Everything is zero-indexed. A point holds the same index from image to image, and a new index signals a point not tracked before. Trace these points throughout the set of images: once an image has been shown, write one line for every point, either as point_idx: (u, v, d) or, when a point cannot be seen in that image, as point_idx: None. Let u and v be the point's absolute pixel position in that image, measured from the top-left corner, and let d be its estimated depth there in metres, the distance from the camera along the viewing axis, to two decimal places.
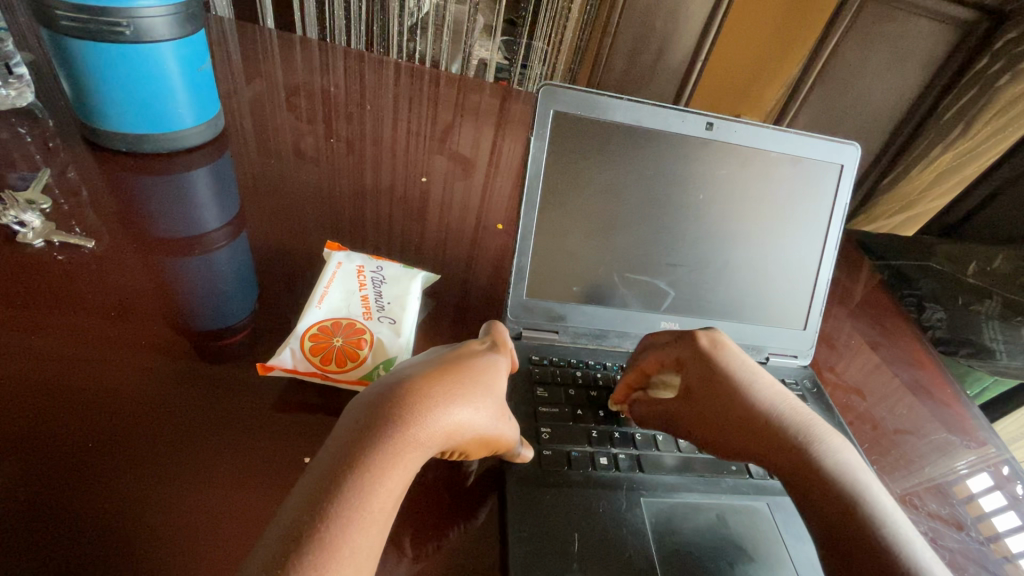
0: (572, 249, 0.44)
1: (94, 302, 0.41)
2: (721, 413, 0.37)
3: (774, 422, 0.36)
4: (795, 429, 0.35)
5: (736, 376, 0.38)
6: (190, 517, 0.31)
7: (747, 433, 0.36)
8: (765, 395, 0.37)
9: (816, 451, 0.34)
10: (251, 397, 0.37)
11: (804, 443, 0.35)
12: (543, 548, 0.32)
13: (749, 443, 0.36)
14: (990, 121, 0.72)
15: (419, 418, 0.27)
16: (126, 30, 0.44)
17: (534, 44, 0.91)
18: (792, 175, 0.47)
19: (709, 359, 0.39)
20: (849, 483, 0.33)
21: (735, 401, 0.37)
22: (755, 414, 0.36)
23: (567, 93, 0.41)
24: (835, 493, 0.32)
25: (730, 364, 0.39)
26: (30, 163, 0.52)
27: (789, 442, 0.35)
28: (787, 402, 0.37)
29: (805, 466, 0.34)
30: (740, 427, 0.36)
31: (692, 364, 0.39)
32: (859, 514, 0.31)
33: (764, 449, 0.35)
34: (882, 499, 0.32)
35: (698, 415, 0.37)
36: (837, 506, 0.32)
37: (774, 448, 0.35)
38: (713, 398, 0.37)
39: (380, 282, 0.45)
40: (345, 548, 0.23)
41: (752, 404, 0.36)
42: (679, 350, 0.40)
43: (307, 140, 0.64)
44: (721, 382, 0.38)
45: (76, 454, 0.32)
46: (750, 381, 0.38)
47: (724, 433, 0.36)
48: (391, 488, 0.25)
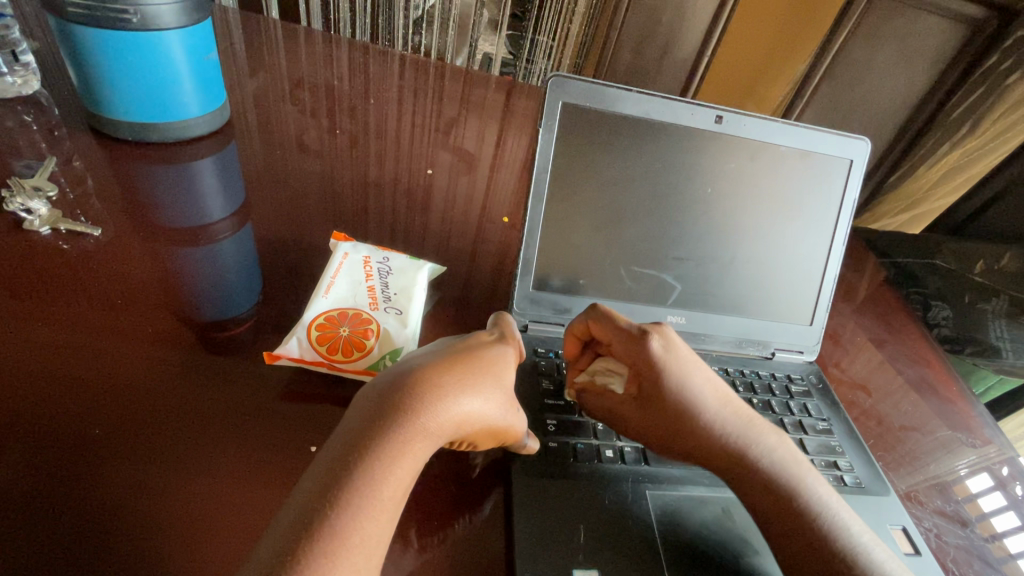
0: (579, 242, 0.44)
1: (102, 291, 0.41)
2: (668, 420, 0.36)
3: (718, 428, 0.36)
4: (734, 430, 0.36)
5: (683, 382, 0.36)
6: (197, 505, 0.31)
7: (691, 439, 0.36)
8: (708, 397, 0.37)
9: (755, 452, 0.36)
10: (259, 386, 0.37)
11: (743, 447, 0.36)
12: (549, 539, 0.32)
13: (692, 449, 0.36)
14: (996, 121, 0.73)
15: (429, 408, 0.27)
16: (133, 17, 0.44)
17: (538, 39, 0.86)
18: (801, 170, 0.46)
19: (660, 364, 0.36)
20: (791, 484, 0.35)
21: (682, 411, 0.36)
22: (700, 421, 0.36)
23: (576, 84, 0.41)
24: (778, 496, 0.34)
25: (679, 368, 0.37)
26: (36, 151, 0.51)
27: (731, 445, 0.36)
28: (724, 399, 0.38)
29: (745, 468, 0.35)
30: (686, 435, 0.36)
31: (642, 369, 0.36)
32: (799, 511, 0.34)
33: (706, 453, 0.36)
34: (823, 494, 0.35)
35: (642, 419, 0.37)
36: (779, 504, 0.34)
37: (715, 451, 0.36)
38: (660, 406, 0.36)
39: (386, 273, 0.45)
40: (355, 535, 0.23)
41: (699, 410, 0.36)
42: (628, 349, 0.37)
43: (311, 133, 0.64)
44: (668, 391, 0.36)
45: (86, 442, 0.32)
46: (696, 386, 0.37)
47: (667, 437, 0.36)
48: (401, 476, 0.25)
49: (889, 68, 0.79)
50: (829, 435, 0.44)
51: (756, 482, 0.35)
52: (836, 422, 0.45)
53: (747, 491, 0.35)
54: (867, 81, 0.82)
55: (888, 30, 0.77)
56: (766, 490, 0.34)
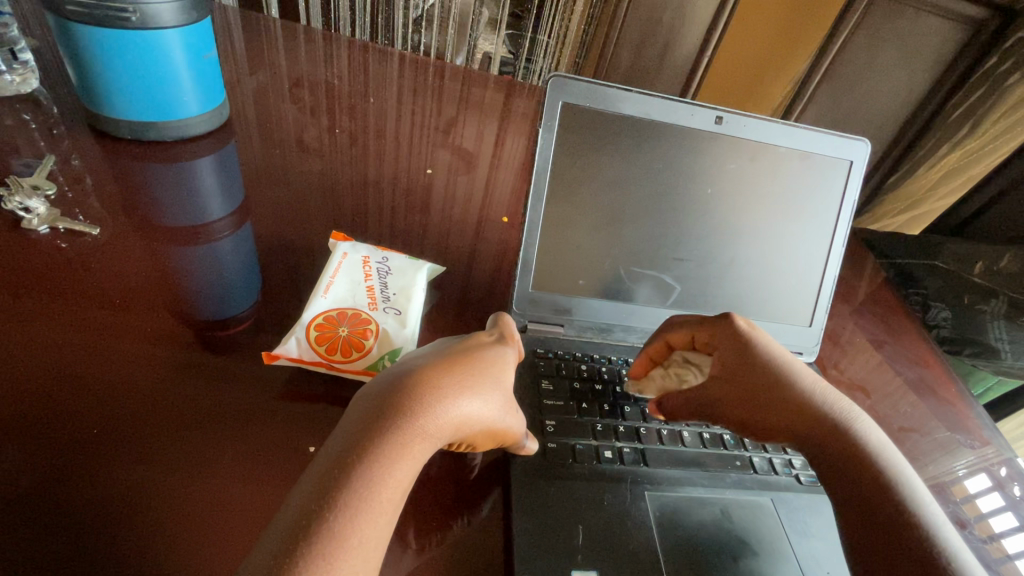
0: (579, 243, 0.44)
1: (99, 290, 0.41)
2: (756, 392, 0.38)
3: (819, 406, 0.37)
4: (838, 412, 0.37)
5: (776, 360, 0.38)
6: (195, 506, 0.31)
7: (780, 412, 0.37)
8: (804, 377, 0.38)
9: (858, 436, 0.36)
10: (257, 386, 0.37)
11: (847, 429, 0.36)
12: (549, 539, 0.32)
13: (789, 420, 0.37)
14: (996, 121, 0.74)
15: (429, 409, 0.27)
16: (132, 16, 0.44)
17: (539, 38, 0.87)
18: (800, 171, 0.46)
19: (749, 341, 0.39)
20: (884, 470, 0.34)
21: (780, 383, 0.38)
22: (801, 394, 0.37)
23: (576, 84, 0.41)
24: (870, 479, 0.34)
25: (767, 348, 0.39)
26: (34, 150, 0.51)
27: (833, 426, 0.36)
28: (824, 384, 0.39)
29: (844, 448, 0.35)
30: (780, 405, 0.37)
31: (730, 346, 0.39)
32: (895, 497, 0.33)
33: (806, 427, 0.36)
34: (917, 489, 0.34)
35: (728, 395, 0.38)
36: (869, 490, 0.33)
37: (815, 428, 0.36)
38: (752, 379, 0.38)
39: (385, 273, 0.45)
40: (354, 537, 0.23)
41: (799, 385, 0.38)
42: (715, 331, 0.40)
43: (310, 132, 0.64)
44: (758, 363, 0.38)
45: (83, 442, 0.32)
46: (794, 365, 0.39)
47: (759, 411, 0.37)
48: (400, 477, 0.25)
49: (889, 69, 0.79)
50: None
51: (857, 465, 0.35)
52: None
53: (844, 471, 0.35)
54: (867, 82, 0.82)
55: (889, 31, 0.77)
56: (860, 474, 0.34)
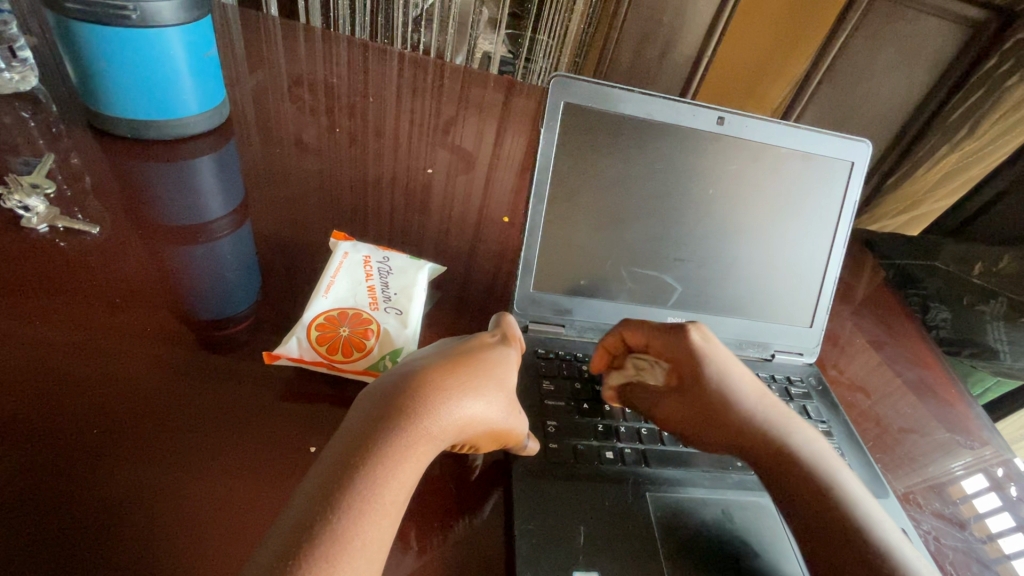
0: (580, 243, 0.44)
1: (99, 290, 0.41)
2: (705, 409, 0.38)
3: (757, 421, 0.37)
4: (776, 420, 0.37)
5: (722, 375, 0.39)
6: (196, 507, 0.31)
7: (727, 429, 0.37)
8: (748, 391, 0.39)
9: (795, 444, 0.36)
10: (258, 386, 0.37)
11: (785, 438, 0.37)
12: (551, 541, 0.32)
13: (729, 438, 0.37)
14: (996, 122, 0.73)
15: (433, 411, 0.27)
16: (132, 14, 0.44)
17: (539, 38, 0.86)
18: (802, 171, 0.46)
19: (699, 355, 0.39)
20: (824, 473, 0.35)
21: (724, 399, 0.38)
22: (740, 410, 0.37)
23: (578, 85, 0.41)
24: (811, 483, 0.34)
25: (717, 361, 0.39)
26: (33, 148, 0.51)
27: (772, 438, 0.37)
28: (764, 395, 0.39)
29: (781, 456, 0.36)
30: (721, 422, 0.37)
31: (683, 359, 0.39)
32: (836, 502, 0.34)
33: (744, 443, 0.37)
34: (856, 489, 0.35)
35: (681, 408, 0.39)
36: (813, 495, 0.34)
37: (756, 442, 0.37)
38: (700, 393, 0.38)
39: (386, 273, 0.44)
40: (357, 539, 0.23)
41: (740, 401, 0.38)
42: (669, 343, 0.40)
43: (309, 131, 0.63)
44: (708, 381, 0.38)
45: (84, 442, 0.32)
46: (736, 380, 0.39)
47: (706, 429, 0.38)
48: (403, 479, 0.25)
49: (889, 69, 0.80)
50: (828, 437, 0.43)
51: (797, 475, 0.35)
52: (835, 425, 0.45)
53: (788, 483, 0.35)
54: (867, 83, 0.82)
55: (888, 32, 0.77)
56: (802, 480, 0.35)
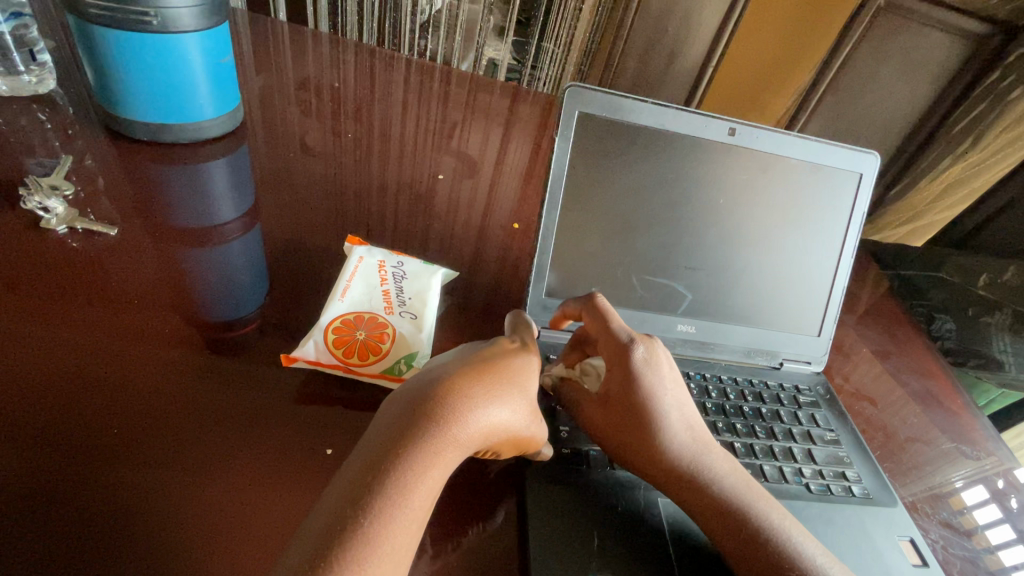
0: (593, 251, 0.44)
1: (120, 293, 0.41)
2: (626, 427, 0.36)
3: (675, 450, 0.36)
4: (696, 450, 0.36)
5: (654, 396, 0.36)
6: (218, 510, 0.31)
7: (644, 452, 0.36)
8: (672, 416, 0.37)
9: (707, 479, 0.35)
10: (275, 389, 0.38)
11: (696, 472, 0.35)
12: (565, 544, 0.32)
13: (644, 460, 0.36)
14: (998, 135, 0.74)
15: (460, 418, 0.27)
16: (153, 20, 0.45)
17: (544, 46, 0.87)
18: (812, 182, 0.47)
19: (634, 372, 0.36)
20: (739, 506, 0.34)
21: (648, 420, 0.36)
22: (662, 434, 0.36)
23: (592, 95, 0.41)
24: (725, 516, 0.34)
25: (655, 382, 0.37)
26: (49, 150, 0.52)
27: (684, 469, 0.35)
28: (689, 422, 0.37)
29: (694, 490, 0.35)
30: (642, 444, 0.36)
31: (620, 374, 0.37)
32: (755, 538, 0.33)
33: (658, 469, 0.35)
34: (778, 522, 0.34)
35: (602, 420, 0.37)
36: (729, 529, 0.33)
37: (673, 470, 0.35)
38: (623, 410, 0.36)
39: (401, 278, 0.45)
40: (388, 544, 0.23)
41: (661, 426, 0.36)
42: (613, 352, 0.37)
43: (318, 136, 0.64)
44: (637, 398, 0.36)
45: (113, 444, 0.33)
46: (666, 403, 0.37)
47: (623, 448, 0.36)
48: (430, 485, 0.26)
49: (891, 81, 0.81)
50: (836, 446, 0.44)
51: (711, 507, 0.34)
52: (843, 433, 0.45)
53: (700, 517, 0.34)
54: (871, 94, 0.83)
55: (892, 44, 0.78)
56: (717, 511, 0.34)
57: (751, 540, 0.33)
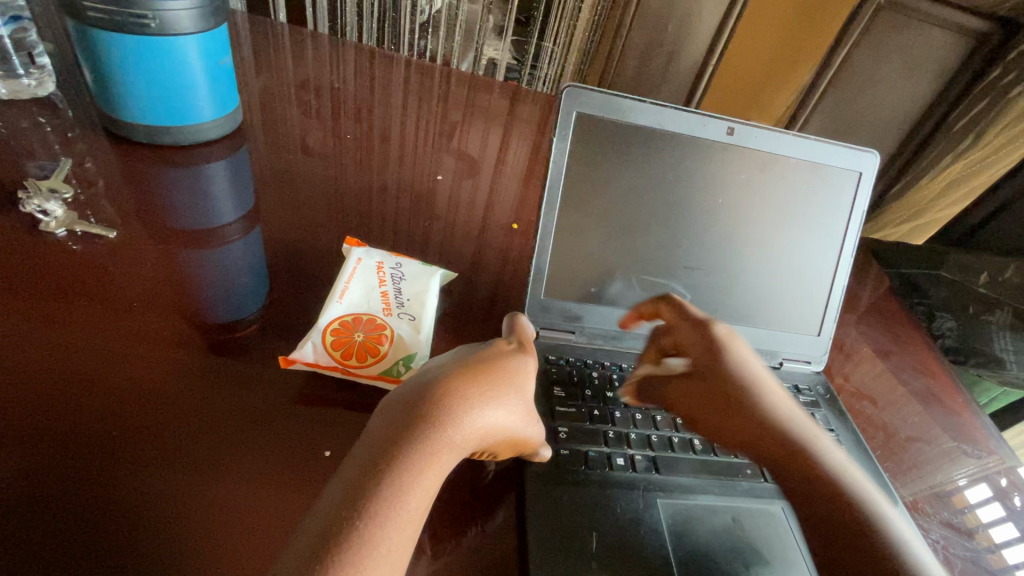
0: (591, 251, 0.44)
1: (117, 295, 0.41)
2: (721, 398, 0.40)
3: (775, 419, 0.38)
4: (797, 425, 0.38)
5: (744, 370, 0.41)
6: (215, 512, 0.31)
7: (744, 419, 0.38)
8: (768, 391, 0.40)
9: (815, 447, 0.37)
10: (273, 391, 0.38)
11: (803, 440, 0.37)
12: (564, 545, 0.32)
13: (744, 429, 0.38)
14: (997, 136, 0.75)
15: (456, 418, 0.27)
16: (151, 22, 0.45)
17: (544, 45, 0.87)
18: (811, 182, 0.47)
19: (719, 353, 0.41)
20: (841, 476, 0.35)
21: (742, 390, 0.40)
22: (758, 404, 0.39)
23: (591, 95, 0.41)
24: (830, 484, 0.35)
25: (739, 358, 0.41)
26: (49, 153, 0.52)
27: (789, 438, 0.37)
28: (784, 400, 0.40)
29: (798, 460, 0.36)
30: (738, 412, 0.39)
31: (708, 351, 0.41)
32: (859, 508, 0.34)
33: (757, 439, 0.38)
34: (876, 495, 0.35)
35: (698, 395, 0.40)
36: (833, 498, 0.34)
37: (773, 439, 0.37)
38: (715, 389, 0.40)
39: (399, 279, 0.45)
40: (383, 545, 0.23)
41: (755, 397, 0.39)
42: (696, 335, 0.42)
43: (319, 137, 0.64)
44: (725, 372, 0.40)
45: (110, 447, 0.33)
46: (757, 378, 0.41)
47: (723, 425, 0.39)
48: (427, 486, 0.26)
49: (892, 78, 0.81)
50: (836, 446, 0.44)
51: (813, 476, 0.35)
52: (843, 433, 0.45)
53: (801, 486, 0.35)
54: (871, 91, 0.83)
55: (892, 41, 0.78)
56: (822, 479, 0.35)
57: (849, 505, 0.34)
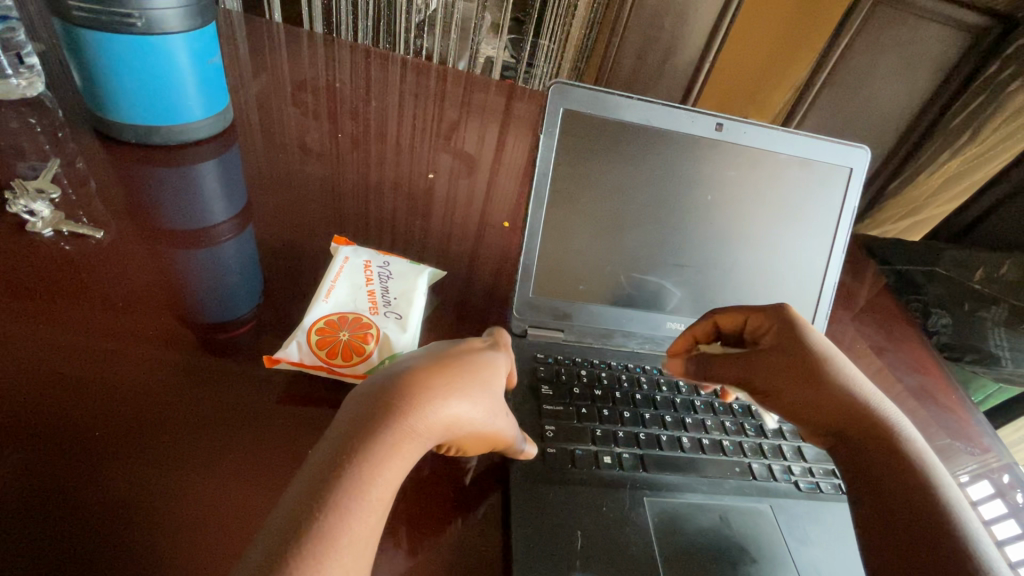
0: (580, 249, 0.44)
1: (99, 293, 0.41)
2: (803, 372, 0.37)
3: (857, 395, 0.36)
4: (881, 406, 0.36)
5: (826, 347, 0.38)
6: (190, 507, 0.31)
7: (826, 393, 0.36)
8: (852, 370, 0.38)
9: (896, 429, 0.35)
10: (257, 389, 0.38)
11: (884, 421, 0.36)
12: (547, 543, 0.32)
13: (824, 404, 0.36)
14: (996, 128, 0.72)
15: (420, 409, 0.27)
16: (138, 21, 0.45)
17: (541, 43, 0.87)
18: (800, 178, 0.47)
19: (802, 330, 0.39)
20: (918, 459, 0.34)
21: (823, 366, 0.37)
22: (842, 380, 0.37)
23: (578, 91, 0.41)
24: (904, 463, 0.34)
25: (818, 336, 0.39)
26: (39, 153, 0.52)
27: (869, 417, 0.36)
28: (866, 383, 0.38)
29: (875, 440, 0.35)
30: (823, 387, 0.36)
31: (786, 328, 0.39)
32: (929, 491, 0.32)
33: (839, 415, 0.36)
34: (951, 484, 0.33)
35: (779, 368, 0.37)
36: (904, 479, 0.33)
37: (857, 417, 0.36)
38: (801, 362, 0.37)
39: (386, 278, 0.45)
40: (344, 537, 0.23)
41: (836, 374, 0.37)
42: (770, 314, 0.40)
43: (313, 137, 0.64)
44: (806, 347, 0.38)
45: (83, 442, 0.32)
46: (838, 357, 0.38)
47: (811, 398, 0.36)
48: (390, 478, 0.25)
49: (889, 75, 0.80)
50: None
51: (892, 457, 0.34)
52: None
53: (873, 465, 0.34)
54: (868, 88, 0.82)
55: (889, 37, 0.78)
56: (897, 459, 0.34)
57: (919, 486, 0.33)
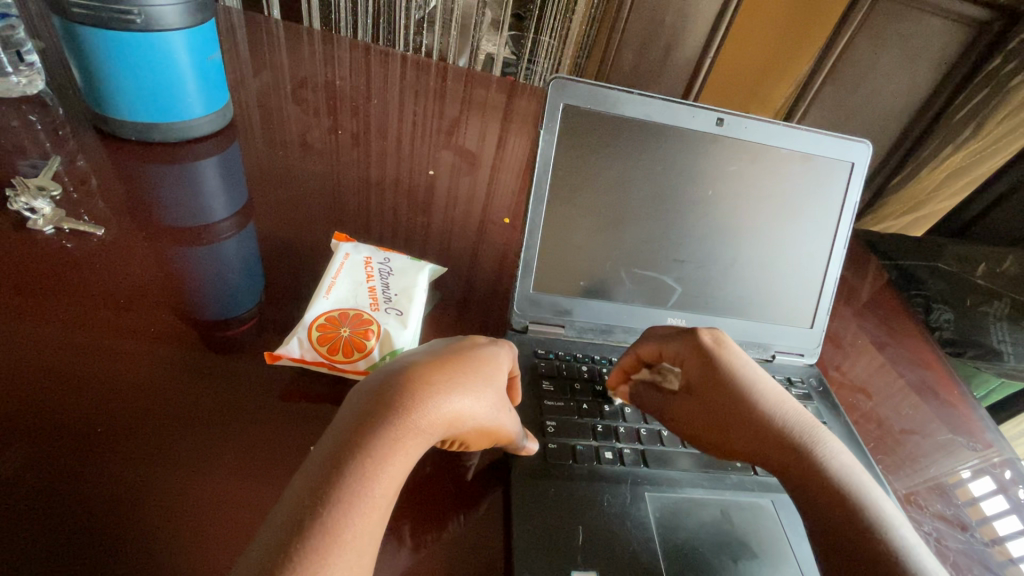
0: (580, 245, 0.44)
1: (101, 291, 0.41)
2: (719, 412, 0.37)
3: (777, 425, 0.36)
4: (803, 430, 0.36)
5: (738, 378, 0.38)
6: (193, 503, 0.31)
7: (743, 429, 0.36)
8: (770, 396, 0.38)
9: (821, 452, 0.35)
10: (259, 386, 0.38)
11: (809, 445, 0.35)
12: (548, 539, 0.32)
13: (746, 441, 0.36)
14: (1001, 121, 0.72)
15: (421, 405, 0.27)
16: (137, 18, 0.44)
17: (541, 39, 0.87)
18: (801, 173, 0.46)
19: (715, 359, 0.39)
20: (847, 482, 0.34)
21: (739, 400, 0.37)
22: (760, 410, 0.37)
23: (577, 87, 0.41)
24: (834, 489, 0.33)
25: (733, 364, 0.39)
26: (40, 151, 0.52)
27: (792, 443, 0.35)
28: (789, 406, 0.38)
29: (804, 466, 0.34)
30: (740, 423, 0.37)
31: (698, 362, 0.39)
32: (863, 515, 0.32)
33: (760, 451, 0.36)
34: (884, 503, 0.33)
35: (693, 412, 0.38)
36: (838, 502, 0.33)
37: (778, 448, 0.35)
38: (717, 399, 0.38)
39: (387, 274, 0.45)
40: (348, 532, 0.23)
41: (751, 406, 0.37)
42: (681, 347, 0.40)
43: (314, 134, 0.64)
44: (720, 382, 0.38)
45: (88, 440, 0.33)
46: (756, 385, 0.38)
47: (727, 440, 0.37)
48: (393, 473, 0.26)
49: (891, 69, 0.80)
50: None
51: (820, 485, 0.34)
52: (834, 425, 0.45)
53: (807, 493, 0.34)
54: (870, 83, 0.82)
55: (891, 31, 0.77)
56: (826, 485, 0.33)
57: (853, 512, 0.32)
